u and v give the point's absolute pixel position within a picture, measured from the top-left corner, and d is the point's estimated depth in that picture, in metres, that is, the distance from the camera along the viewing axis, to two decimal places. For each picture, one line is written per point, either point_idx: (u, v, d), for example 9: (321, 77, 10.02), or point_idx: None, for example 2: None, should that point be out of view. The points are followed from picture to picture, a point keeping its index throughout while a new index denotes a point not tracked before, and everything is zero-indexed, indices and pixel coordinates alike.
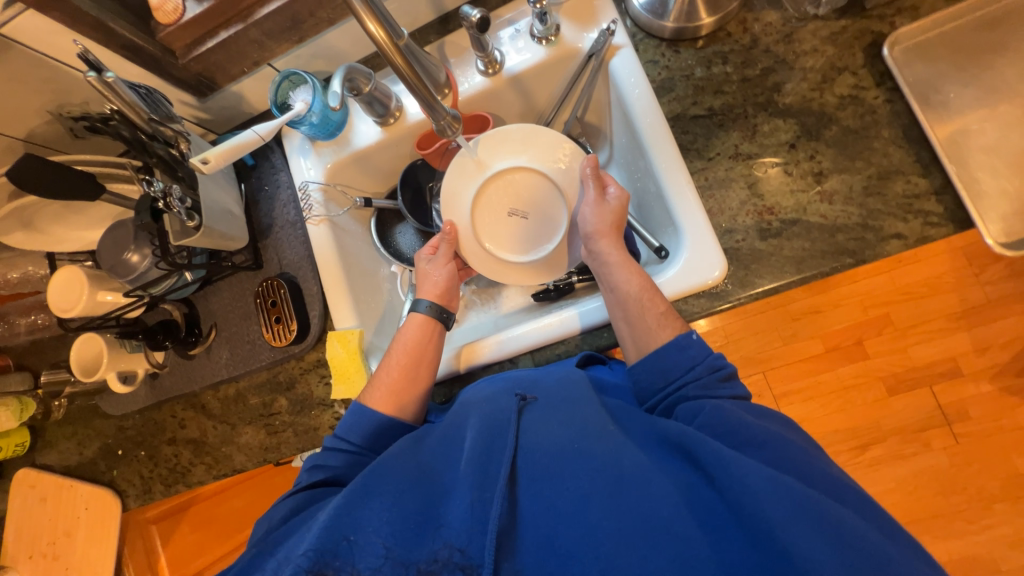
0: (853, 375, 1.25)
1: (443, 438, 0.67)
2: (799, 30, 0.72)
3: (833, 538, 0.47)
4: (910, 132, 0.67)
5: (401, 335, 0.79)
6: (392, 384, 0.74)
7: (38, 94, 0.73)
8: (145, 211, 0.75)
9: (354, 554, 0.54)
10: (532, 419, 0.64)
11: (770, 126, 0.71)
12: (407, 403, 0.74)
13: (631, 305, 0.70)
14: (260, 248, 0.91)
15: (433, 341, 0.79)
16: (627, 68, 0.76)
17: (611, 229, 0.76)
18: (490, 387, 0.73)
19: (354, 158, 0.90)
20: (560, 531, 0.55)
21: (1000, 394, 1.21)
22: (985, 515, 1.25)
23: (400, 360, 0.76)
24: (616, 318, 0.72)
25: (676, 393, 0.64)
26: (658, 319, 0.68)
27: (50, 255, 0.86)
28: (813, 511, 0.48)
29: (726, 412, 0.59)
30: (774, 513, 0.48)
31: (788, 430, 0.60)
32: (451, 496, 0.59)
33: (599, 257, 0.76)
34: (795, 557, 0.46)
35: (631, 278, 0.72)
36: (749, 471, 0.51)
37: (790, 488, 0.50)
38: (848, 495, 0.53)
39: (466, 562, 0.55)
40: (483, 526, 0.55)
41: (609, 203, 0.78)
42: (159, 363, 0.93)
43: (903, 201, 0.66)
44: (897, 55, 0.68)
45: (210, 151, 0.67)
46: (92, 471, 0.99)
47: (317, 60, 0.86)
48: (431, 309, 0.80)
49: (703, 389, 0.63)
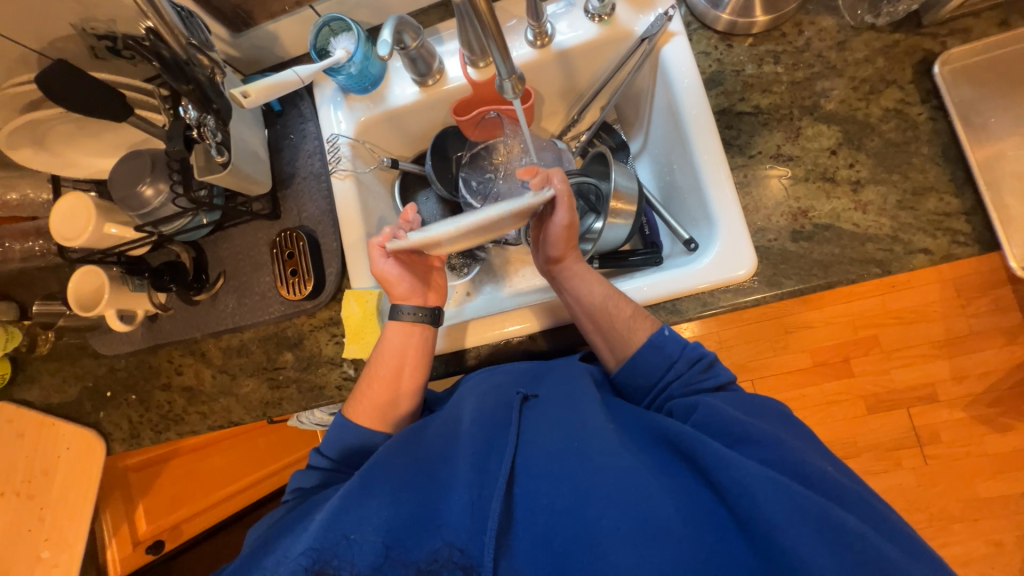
0: (836, 392, 1.28)
1: (442, 433, 0.64)
2: (852, 39, 0.73)
3: (833, 540, 0.46)
4: (949, 151, 0.69)
5: (382, 345, 0.76)
6: (376, 396, 0.72)
7: (66, 3, 0.68)
8: (177, 138, 0.70)
9: (354, 553, 0.52)
10: (532, 417, 0.61)
11: (814, 131, 0.72)
12: (391, 412, 0.72)
13: (597, 314, 0.71)
14: (280, 198, 0.88)
15: (415, 353, 0.75)
16: (678, 56, 0.75)
17: (565, 247, 0.75)
18: (490, 381, 0.69)
19: (387, 116, 0.87)
20: (558, 529, 0.52)
21: (973, 421, 1.24)
22: (941, 533, 1.27)
23: (381, 372, 0.73)
24: (587, 330, 0.72)
25: (662, 395, 0.67)
26: (626, 325, 0.69)
27: (56, 179, 0.81)
28: (813, 510, 0.47)
29: (720, 410, 0.58)
30: (774, 515, 0.47)
31: (784, 431, 0.59)
32: (451, 490, 0.56)
33: (563, 271, 0.76)
34: (793, 559, 0.45)
35: (593, 289, 0.72)
36: (748, 472, 0.50)
37: (790, 490, 0.48)
38: (847, 495, 0.51)
39: (466, 562, 0.53)
40: (483, 524, 0.53)
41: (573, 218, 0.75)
42: (162, 304, 0.89)
43: (934, 218, 0.67)
44: (946, 75, 0.69)
45: (252, 86, 0.66)
46: (76, 411, 0.95)
47: (361, 9, 0.83)
48: (415, 316, 0.76)
49: (686, 385, 0.66)
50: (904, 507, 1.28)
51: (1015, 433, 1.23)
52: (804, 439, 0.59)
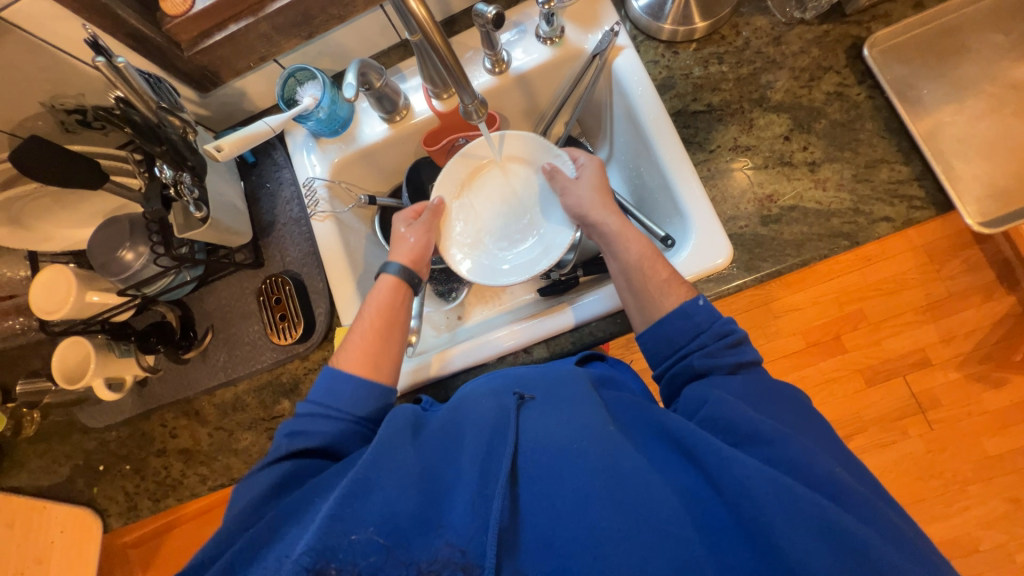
0: (834, 368, 1.30)
1: (444, 433, 0.61)
2: (786, 34, 0.78)
3: (836, 546, 0.46)
4: (891, 124, 0.73)
5: (371, 297, 0.76)
6: (366, 346, 0.70)
7: (34, 83, 0.70)
8: (155, 199, 0.70)
9: (356, 553, 0.48)
10: (531, 417, 0.60)
11: (765, 120, 0.77)
12: (383, 362, 0.70)
13: (633, 273, 0.71)
14: (262, 246, 0.89)
15: (402, 303, 0.76)
16: (630, 67, 0.79)
17: (597, 203, 0.78)
18: (489, 382, 0.68)
19: (360, 154, 0.89)
20: (558, 528, 0.51)
21: (966, 379, 1.27)
22: (961, 497, 1.27)
23: (372, 322, 0.73)
24: (621, 288, 0.73)
25: (682, 361, 0.65)
26: (659, 287, 0.69)
27: (32, 255, 0.81)
28: (813, 514, 0.46)
29: (731, 406, 0.57)
30: (775, 516, 0.47)
31: (797, 429, 0.56)
32: (456, 492, 0.55)
33: (599, 229, 0.77)
34: (791, 561, 0.45)
35: (631, 246, 0.73)
36: (752, 472, 0.50)
37: (791, 491, 0.48)
38: (857, 503, 0.49)
39: (467, 562, 0.50)
40: (485, 522, 0.51)
41: (589, 179, 0.80)
42: (151, 366, 0.87)
43: (890, 186, 0.72)
44: (876, 56, 0.75)
45: (225, 139, 0.67)
46: (68, 490, 0.92)
47: (323, 57, 0.87)
48: (402, 270, 0.77)
49: (707, 356, 0.63)
50: (917, 476, 1.28)
51: (1007, 386, 1.25)
52: (811, 433, 0.57)
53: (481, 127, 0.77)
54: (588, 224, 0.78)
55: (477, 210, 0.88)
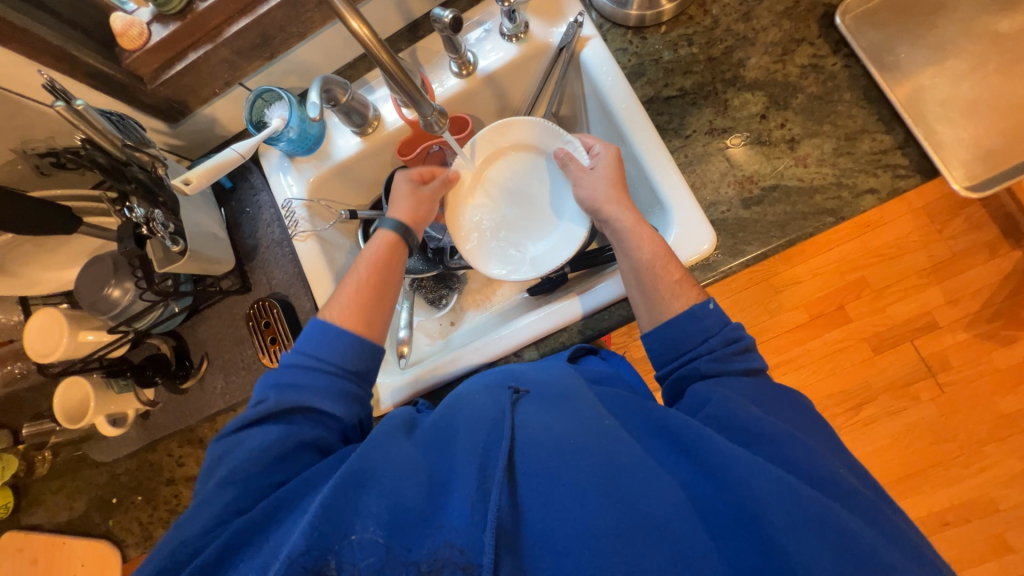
0: (839, 339, 1.24)
1: (436, 431, 0.60)
2: (755, 8, 0.76)
3: (835, 542, 0.45)
4: (870, 93, 0.72)
5: (366, 253, 0.76)
6: (362, 298, 0.71)
7: (2, 129, 0.71)
8: (128, 238, 0.71)
9: (355, 553, 0.48)
10: (527, 411, 0.58)
11: (740, 100, 0.75)
12: (377, 319, 0.71)
13: (644, 273, 0.69)
14: (247, 271, 0.89)
15: (397, 260, 0.77)
16: (598, 56, 0.77)
17: (611, 198, 0.74)
18: (482, 378, 0.67)
19: (336, 171, 0.88)
20: (556, 523, 0.49)
21: (976, 340, 1.21)
22: (977, 458, 1.21)
23: (367, 273, 0.74)
24: (630, 286, 0.71)
25: (688, 364, 0.64)
26: (670, 288, 0.67)
27: (23, 299, 0.83)
28: (817, 515, 0.46)
29: (735, 405, 0.56)
30: (777, 520, 0.46)
31: (802, 429, 0.56)
32: (454, 488, 0.53)
33: (611, 225, 0.73)
34: (793, 562, 0.44)
35: (643, 245, 0.70)
36: (754, 472, 0.49)
37: (796, 491, 0.47)
38: (851, 496, 0.49)
39: (466, 562, 0.48)
40: (483, 517, 0.50)
41: (604, 171, 0.76)
42: (150, 400, 0.88)
43: (872, 157, 0.70)
44: (850, 23, 0.73)
45: (192, 172, 0.68)
46: (86, 524, 0.94)
47: (290, 76, 0.86)
48: (398, 226, 0.78)
49: (717, 361, 0.62)
50: (932, 441, 1.22)
51: (1019, 342, 1.20)
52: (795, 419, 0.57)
53: (448, 138, 0.76)
54: (601, 220, 0.76)
55: (490, 200, 0.89)
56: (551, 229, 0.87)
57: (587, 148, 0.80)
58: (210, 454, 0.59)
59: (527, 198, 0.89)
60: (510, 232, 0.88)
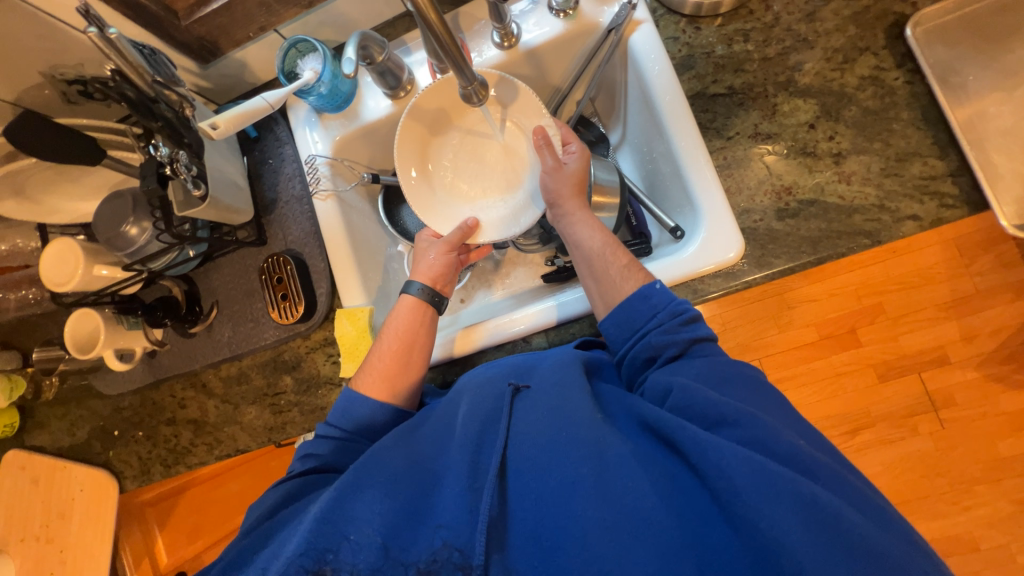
0: (847, 362, 1.05)
1: (437, 426, 0.61)
2: (821, 9, 0.73)
3: (812, 516, 0.44)
4: (930, 113, 0.68)
5: (392, 319, 0.76)
6: (386, 370, 0.71)
7: (34, 52, 0.69)
8: (150, 176, 0.70)
9: (353, 553, 0.49)
10: (523, 409, 0.58)
11: (790, 106, 0.72)
12: (402, 386, 0.71)
13: (595, 260, 0.69)
14: (265, 223, 0.89)
15: (425, 325, 0.75)
16: (647, 43, 0.74)
17: (574, 194, 0.74)
18: (487, 371, 0.67)
19: (363, 132, 0.86)
20: (545, 521, 0.49)
21: (984, 381, 1.03)
22: (966, 497, 1.10)
23: (392, 345, 0.72)
24: (583, 277, 0.71)
25: (641, 340, 0.62)
26: (620, 272, 0.67)
27: (42, 227, 0.83)
28: (788, 488, 0.45)
29: (695, 392, 0.54)
30: (754, 502, 0.44)
31: (762, 409, 0.54)
32: (444, 485, 0.54)
33: (562, 216, 0.74)
34: (768, 538, 0.43)
35: (594, 235, 0.71)
36: (725, 454, 0.47)
37: (765, 468, 0.46)
38: (841, 486, 0.48)
39: (465, 562, 0.49)
40: (472, 519, 0.50)
41: (568, 167, 0.75)
42: (159, 340, 0.90)
43: (920, 182, 0.67)
44: (920, 36, 0.70)
45: (220, 117, 0.66)
46: (87, 452, 0.97)
47: (326, 28, 0.83)
48: (423, 291, 0.77)
49: (664, 333, 0.61)
50: (921, 474, 1.10)
51: None
52: (790, 417, 0.55)
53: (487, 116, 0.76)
54: (557, 210, 0.75)
55: (473, 185, 0.86)
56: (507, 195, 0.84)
57: (562, 141, 0.78)
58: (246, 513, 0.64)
59: (509, 183, 0.85)
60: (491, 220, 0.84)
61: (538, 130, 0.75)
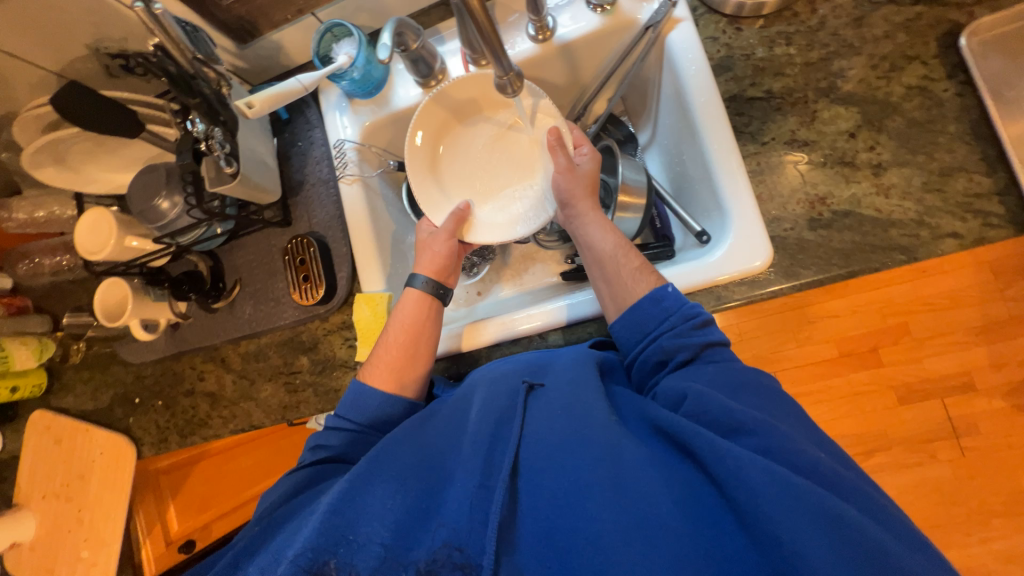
0: (867, 382, 1.02)
1: (450, 420, 0.61)
2: (870, 14, 0.70)
3: (831, 529, 0.42)
4: (979, 128, 0.65)
5: (398, 311, 0.76)
6: (393, 361, 0.71)
7: (81, 25, 0.71)
8: (187, 152, 0.73)
9: (355, 553, 0.49)
10: (537, 408, 0.58)
11: (831, 113, 0.70)
12: (409, 378, 0.71)
13: (607, 261, 0.70)
14: (290, 205, 0.90)
15: (431, 319, 0.75)
16: (685, 42, 0.72)
17: (587, 195, 0.75)
18: (502, 366, 0.66)
19: (392, 119, 0.87)
20: (558, 522, 0.49)
21: (1012, 411, 0.99)
22: (984, 529, 1.06)
23: (398, 338, 0.72)
24: (594, 278, 0.71)
25: (652, 343, 0.62)
26: (631, 274, 0.67)
27: (78, 196, 0.86)
28: (807, 498, 0.44)
29: (710, 398, 0.53)
30: (773, 513, 0.43)
31: (778, 418, 0.53)
32: (453, 484, 0.54)
33: (574, 219, 0.75)
34: (789, 553, 0.42)
35: (607, 236, 0.72)
36: (743, 462, 0.46)
37: (788, 481, 0.45)
38: (867, 501, 0.47)
39: (465, 562, 0.49)
40: (484, 518, 0.50)
41: (580, 169, 0.76)
42: (182, 313, 0.91)
43: (963, 200, 0.64)
44: (975, 46, 0.66)
45: (256, 96, 0.67)
46: (108, 417, 0.99)
47: (362, 13, 0.84)
48: (427, 285, 0.77)
49: (677, 337, 0.60)
50: (936, 502, 1.07)
51: None
52: (813, 433, 0.53)
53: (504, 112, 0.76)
54: (569, 211, 0.76)
55: (483, 183, 0.86)
56: (514, 195, 0.85)
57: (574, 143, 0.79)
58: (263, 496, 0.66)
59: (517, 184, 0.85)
60: (496, 219, 0.84)
61: (552, 130, 0.75)
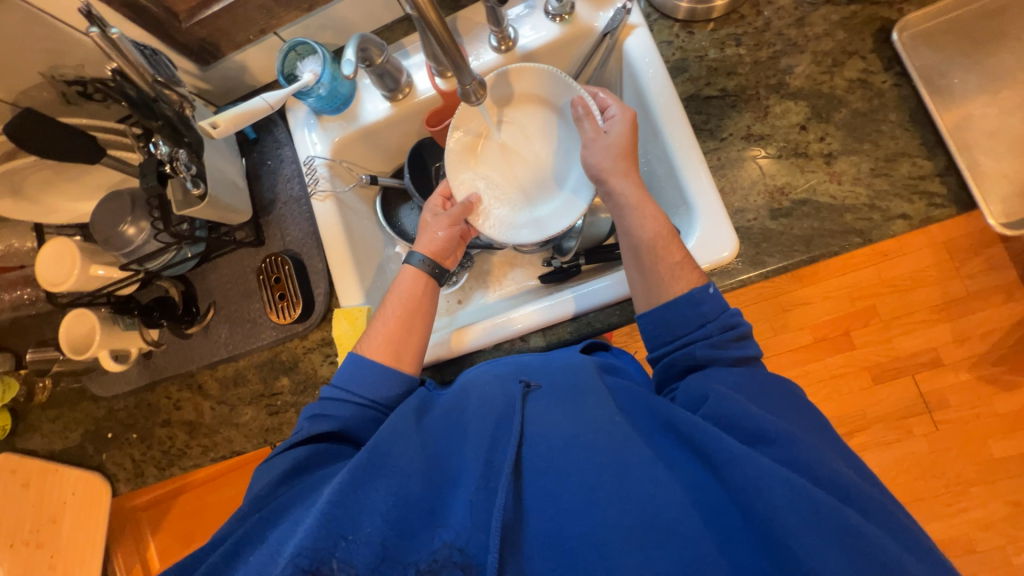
0: (839, 365, 1.06)
1: (447, 420, 0.61)
2: (810, 15, 0.75)
3: (847, 546, 0.44)
4: (917, 115, 0.70)
5: (394, 287, 0.76)
6: (389, 333, 0.71)
7: (34, 52, 0.70)
8: (150, 175, 0.72)
9: (354, 552, 0.47)
10: (535, 407, 0.58)
11: (782, 108, 0.73)
12: (407, 352, 0.71)
13: (644, 251, 0.68)
14: (263, 224, 0.89)
15: (426, 295, 0.76)
16: (641, 46, 0.75)
17: (618, 163, 0.72)
18: (494, 369, 0.66)
19: (362, 134, 0.87)
20: (565, 526, 0.49)
21: (977, 382, 1.03)
22: (961, 498, 1.10)
23: (395, 311, 0.73)
24: (628, 266, 0.70)
25: (683, 349, 0.63)
26: (671, 270, 0.66)
27: (39, 226, 0.84)
28: (830, 515, 0.44)
29: (733, 402, 0.54)
30: (786, 521, 0.44)
31: (796, 425, 0.55)
32: (458, 487, 0.53)
33: (616, 198, 0.72)
34: (805, 565, 0.43)
35: (645, 223, 0.69)
36: (763, 472, 0.47)
37: (805, 493, 0.45)
38: (861, 498, 0.48)
39: (466, 561, 0.49)
40: (487, 520, 0.50)
41: (612, 132, 0.73)
42: (154, 341, 0.89)
43: (909, 182, 0.68)
44: (906, 40, 0.71)
45: (221, 116, 0.66)
46: (80, 454, 0.96)
47: (325, 31, 0.85)
48: (424, 263, 0.77)
49: (712, 348, 0.61)
50: (914, 476, 1.10)
51: None
52: (795, 420, 0.56)
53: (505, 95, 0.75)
54: (605, 189, 0.73)
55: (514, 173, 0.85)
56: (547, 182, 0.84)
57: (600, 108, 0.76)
58: (252, 483, 0.62)
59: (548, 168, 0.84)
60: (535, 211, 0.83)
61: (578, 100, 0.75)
